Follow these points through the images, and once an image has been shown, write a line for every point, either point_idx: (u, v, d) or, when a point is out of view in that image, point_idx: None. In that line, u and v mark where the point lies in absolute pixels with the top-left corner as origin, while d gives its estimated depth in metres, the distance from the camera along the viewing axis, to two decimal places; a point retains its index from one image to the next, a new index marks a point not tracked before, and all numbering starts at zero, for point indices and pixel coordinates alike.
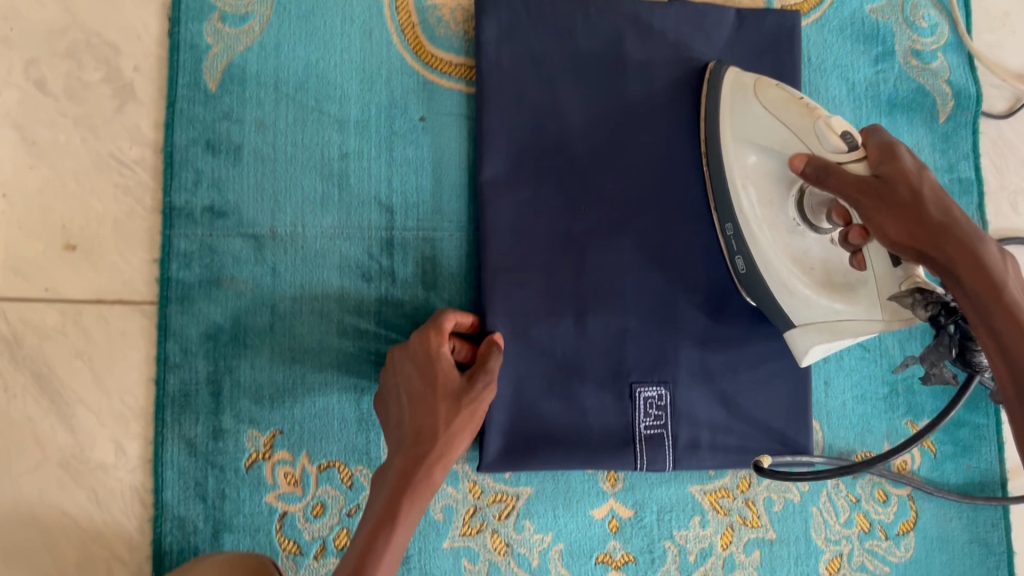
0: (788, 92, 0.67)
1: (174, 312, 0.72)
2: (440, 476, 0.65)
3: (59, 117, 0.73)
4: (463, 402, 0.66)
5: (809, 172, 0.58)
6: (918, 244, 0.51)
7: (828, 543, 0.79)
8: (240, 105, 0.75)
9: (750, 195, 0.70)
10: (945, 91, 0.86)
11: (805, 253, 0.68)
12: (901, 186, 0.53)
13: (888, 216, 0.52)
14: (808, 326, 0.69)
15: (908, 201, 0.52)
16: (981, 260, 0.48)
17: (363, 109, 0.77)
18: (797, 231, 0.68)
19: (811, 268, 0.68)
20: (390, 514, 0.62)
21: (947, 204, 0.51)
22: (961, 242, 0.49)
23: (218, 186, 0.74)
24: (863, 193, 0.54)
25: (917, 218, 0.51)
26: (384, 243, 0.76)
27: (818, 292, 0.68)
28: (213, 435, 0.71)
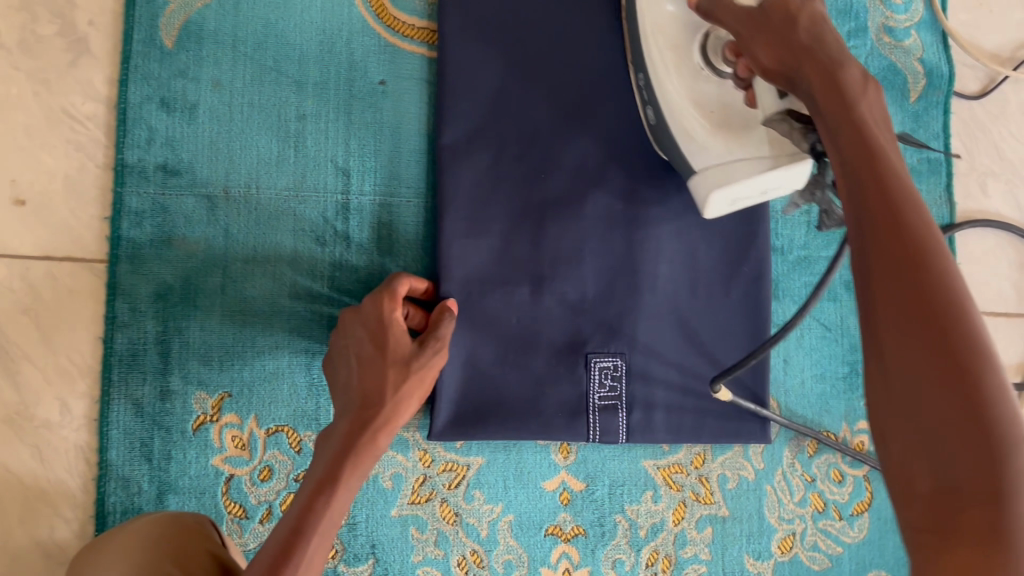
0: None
1: (123, 270, 0.71)
2: (385, 441, 0.64)
3: (11, 69, 0.72)
4: (411, 366, 0.65)
5: (702, 6, 0.58)
6: (788, 64, 0.51)
7: (781, 521, 0.79)
8: (197, 63, 0.74)
9: (659, 44, 0.68)
10: (916, 69, 0.85)
11: (704, 97, 0.66)
12: (775, 11, 0.52)
13: (761, 39, 0.52)
14: (707, 169, 0.65)
15: (780, 21, 0.52)
16: (831, 73, 0.49)
17: (322, 70, 0.75)
18: (699, 74, 0.66)
19: (709, 112, 0.65)
20: (331, 477, 0.60)
21: (821, 27, 0.51)
22: (823, 62, 0.49)
23: (171, 145, 0.73)
24: (743, 20, 0.54)
25: (785, 40, 0.51)
26: (340, 207, 0.75)
27: (713, 131, 0.65)
28: (160, 396, 0.71)
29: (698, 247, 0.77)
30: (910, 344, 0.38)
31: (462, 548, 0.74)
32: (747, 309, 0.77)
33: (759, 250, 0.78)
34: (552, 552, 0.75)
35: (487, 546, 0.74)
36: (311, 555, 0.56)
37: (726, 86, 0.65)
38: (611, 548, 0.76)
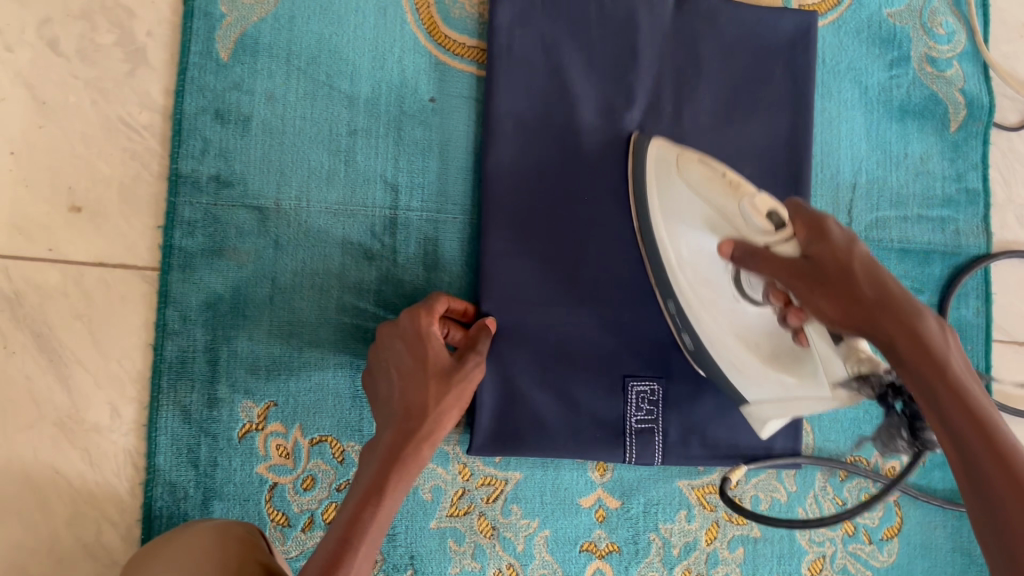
0: (706, 163, 0.60)
1: (175, 278, 0.72)
2: (427, 453, 0.63)
3: (70, 78, 0.73)
4: (452, 380, 0.65)
5: (738, 256, 0.58)
6: (850, 313, 0.50)
7: (812, 543, 0.80)
8: (251, 77, 0.75)
9: (684, 273, 0.66)
10: (957, 100, 0.86)
11: (747, 327, 0.63)
12: (825, 262, 0.52)
13: (815, 292, 0.52)
14: (763, 401, 0.66)
15: (836, 275, 0.51)
16: (882, 287, 0.50)
17: (373, 86, 0.77)
18: (737, 306, 0.62)
19: (756, 344, 0.62)
20: (377, 488, 0.59)
21: (880, 279, 0.51)
22: (892, 309, 0.49)
23: (225, 156, 0.74)
24: (790, 275, 0.53)
25: (851, 296, 0.51)
26: (387, 223, 0.76)
27: (767, 364, 0.62)
28: (208, 403, 0.72)
29: None
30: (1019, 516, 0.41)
31: (499, 561, 0.75)
32: None
33: None
34: (586, 567, 0.76)
35: (523, 561, 0.75)
36: (358, 566, 0.55)
37: (767, 315, 0.61)
38: (645, 566, 0.77)
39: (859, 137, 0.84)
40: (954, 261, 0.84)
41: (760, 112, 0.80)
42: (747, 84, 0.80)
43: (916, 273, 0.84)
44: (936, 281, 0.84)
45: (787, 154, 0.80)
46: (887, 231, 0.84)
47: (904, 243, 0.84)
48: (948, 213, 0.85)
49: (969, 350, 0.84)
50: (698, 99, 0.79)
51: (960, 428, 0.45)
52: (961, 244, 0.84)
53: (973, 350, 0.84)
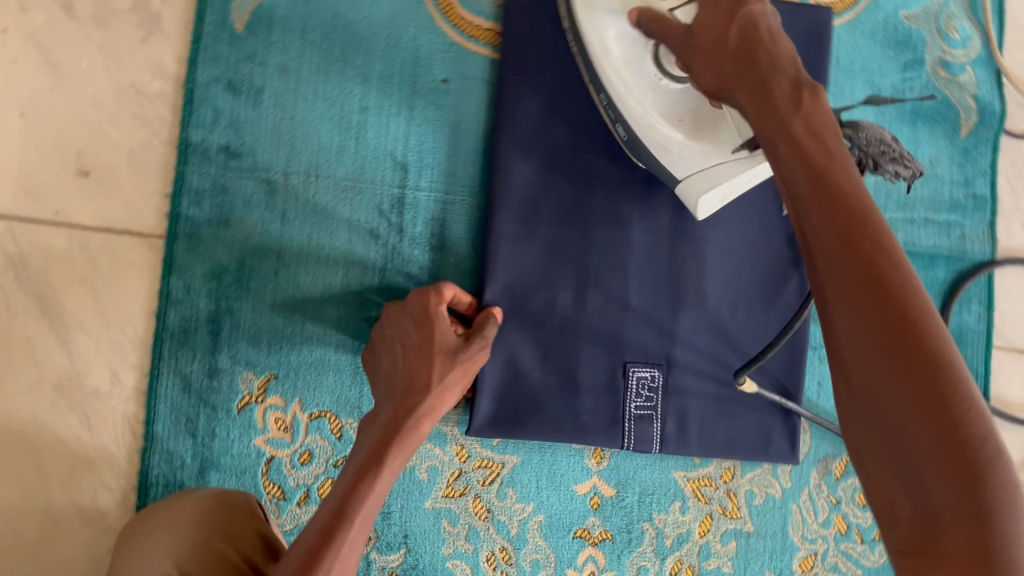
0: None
1: (180, 246, 0.72)
2: (426, 428, 0.64)
3: (83, 42, 0.73)
4: (456, 357, 0.66)
5: (643, 21, 0.62)
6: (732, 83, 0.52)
7: (804, 540, 0.80)
8: (266, 48, 0.75)
9: (611, 67, 0.68)
10: (969, 105, 0.86)
11: (670, 104, 0.66)
12: (705, 36, 0.54)
13: (699, 61, 0.54)
14: (690, 177, 0.66)
15: (710, 41, 0.53)
16: (750, 48, 0.51)
17: (387, 64, 0.76)
18: (658, 86, 0.66)
19: (680, 121, 0.66)
20: (377, 457, 0.60)
21: (751, 41, 0.51)
22: (759, 79, 0.50)
23: (235, 127, 0.74)
24: (682, 42, 0.56)
25: (720, 54, 0.53)
26: (395, 201, 0.76)
27: (690, 136, 0.66)
28: (209, 373, 0.72)
29: (742, 265, 0.78)
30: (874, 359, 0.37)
31: (492, 544, 0.75)
32: (787, 329, 0.79)
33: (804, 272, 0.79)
34: (579, 554, 0.76)
35: (516, 545, 0.75)
36: (354, 539, 0.54)
37: (688, 89, 0.65)
38: (637, 555, 0.77)
39: None
40: (958, 265, 0.84)
41: None
42: None
43: (920, 276, 0.84)
44: (939, 285, 0.84)
45: None
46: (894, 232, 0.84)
47: (910, 246, 0.84)
48: (955, 218, 0.85)
49: (969, 356, 0.84)
50: None
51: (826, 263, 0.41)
52: (966, 249, 0.85)
53: (972, 355, 0.84)
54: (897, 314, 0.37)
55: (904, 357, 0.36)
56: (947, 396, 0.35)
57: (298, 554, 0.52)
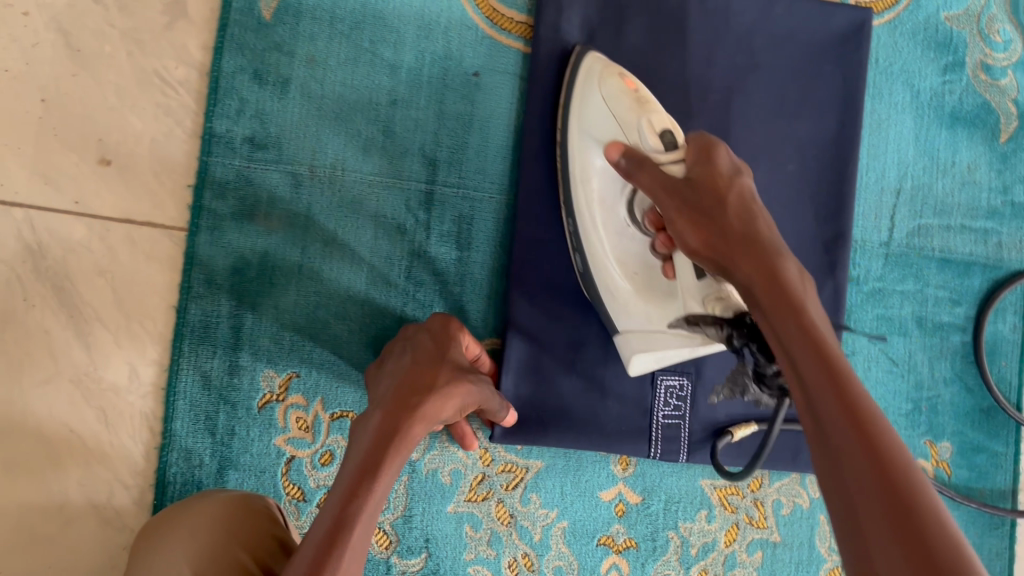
0: (630, 78, 0.64)
1: (202, 239, 0.70)
2: (420, 432, 0.58)
3: (107, 27, 0.71)
4: (465, 376, 0.62)
5: (622, 163, 0.61)
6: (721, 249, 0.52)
7: (830, 552, 0.78)
8: (293, 37, 0.73)
9: (589, 203, 0.66)
10: (1010, 110, 0.83)
11: (629, 253, 0.65)
12: (700, 192, 0.54)
13: (690, 221, 0.53)
14: (631, 333, 0.66)
15: (705, 203, 0.53)
16: (750, 223, 0.52)
17: (417, 56, 0.74)
18: (626, 232, 0.65)
19: (633, 273, 0.65)
20: (375, 458, 0.54)
21: (750, 217, 0.52)
22: (756, 253, 0.50)
23: (260, 118, 0.72)
24: (666, 189, 0.56)
25: (713, 222, 0.52)
26: (423, 198, 0.74)
27: (634, 294, 0.65)
28: (229, 370, 0.70)
29: None
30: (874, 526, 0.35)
31: (514, 550, 0.73)
32: None
33: (838, 279, 0.78)
34: (602, 562, 0.75)
35: (538, 551, 0.74)
36: (353, 553, 0.49)
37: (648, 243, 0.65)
38: (661, 564, 0.75)
39: (907, 142, 0.82)
40: (994, 274, 0.83)
41: (808, 110, 0.78)
42: (797, 82, 0.78)
43: (955, 284, 0.82)
44: (974, 294, 0.82)
45: (833, 155, 0.79)
46: (929, 238, 0.82)
47: (945, 253, 0.82)
48: (992, 225, 0.83)
49: (1003, 366, 0.82)
50: (748, 93, 0.77)
51: (828, 421, 0.40)
52: (1003, 257, 0.83)
53: (1007, 366, 0.83)
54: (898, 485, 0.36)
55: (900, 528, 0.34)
56: (943, 567, 0.32)
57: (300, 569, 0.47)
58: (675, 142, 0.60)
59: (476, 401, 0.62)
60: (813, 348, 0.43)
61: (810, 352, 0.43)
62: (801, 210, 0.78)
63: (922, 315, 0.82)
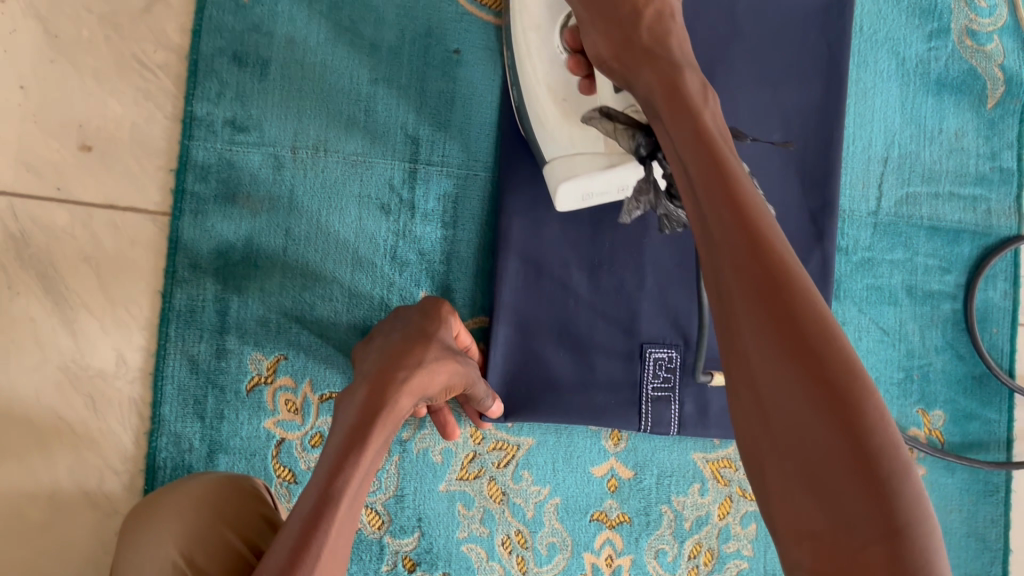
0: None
1: (186, 223, 0.70)
2: (407, 404, 0.58)
3: (84, 11, 0.70)
4: (453, 355, 0.62)
5: None
6: (667, 119, 0.50)
7: None
8: (272, 18, 0.72)
9: (525, 30, 0.65)
10: (996, 75, 0.83)
11: (560, 80, 0.64)
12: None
13: (604, 31, 0.55)
14: (556, 158, 0.64)
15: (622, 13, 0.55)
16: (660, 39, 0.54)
17: (397, 34, 0.74)
18: (558, 59, 0.64)
19: (562, 99, 0.64)
20: (362, 429, 0.54)
21: (663, 33, 0.54)
22: (661, 67, 0.52)
23: (241, 100, 0.71)
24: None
25: (628, 38, 0.54)
26: (407, 176, 0.74)
27: (562, 119, 0.64)
28: (216, 354, 0.70)
29: None
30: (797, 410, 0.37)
31: (507, 527, 0.73)
32: None
33: (826, 248, 0.77)
34: (596, 537, 0.74)
35: (532, 528, 0.73)
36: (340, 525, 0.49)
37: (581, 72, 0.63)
38: (655, 538, 0.75)
39: (894, 110, 0.82)
40: (984, 241, 0.82)
41: (792, 79, 0.78)
42: (782, 51, 0.78)
43: (945, 252, 0.82)
44: (964, 262, 0.82)
45: (818, 125, 0.78)
46: (918, 207, 0.82)
47: (934, 221, 0.82)
48: (981, 192, 0.83)
49: (994, 333, 0.82)
50: (732, 63, 0.77)
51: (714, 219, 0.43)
52: (992, 224, 0.82)
53: (998, 333, 0.82)
54: (826, 375, 0.37)
55: (831, 413, 0.37)
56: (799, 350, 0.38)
57: (287, 543, 0.47)
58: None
59: (463, 380, 0.63)
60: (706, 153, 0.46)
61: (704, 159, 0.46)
62: (787, 181, 0.78)
63: (912, 283, 0.81)
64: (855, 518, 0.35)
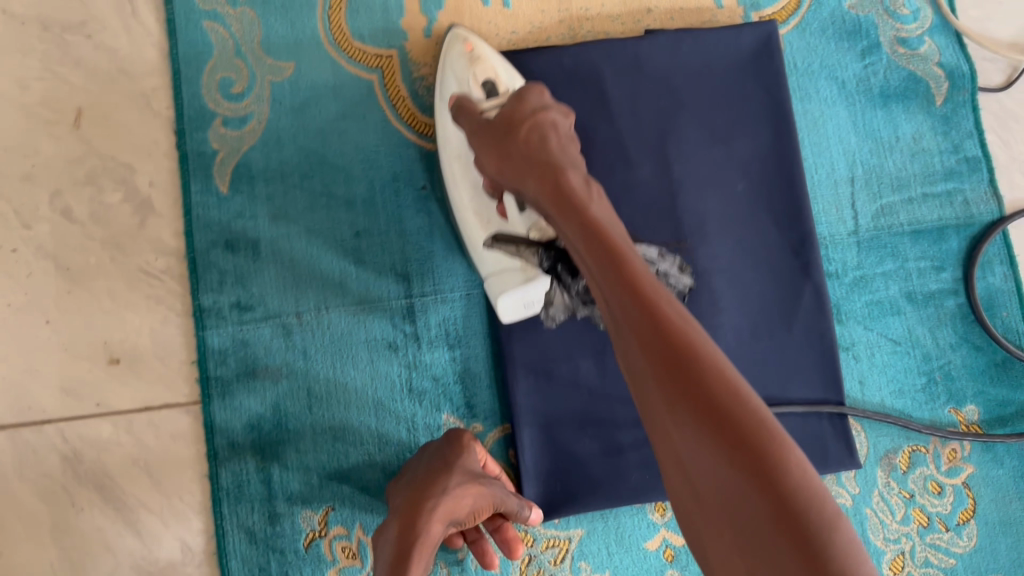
0: (472, 43, 0.73)
1: (216, 406, 0.75)
2: (439, 531, 0.62)
3: (87, 240, 0.77)
4: (476, 478, 0.65)
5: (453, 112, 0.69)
6: (556, 214, 0.54)
7: (888, 542, 0.79)
8: (252, 202, 0.79)
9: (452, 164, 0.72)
10: (937, 73, 0.86)
11: (483, 205, 0.70)
12: (501, 125, 0.61)
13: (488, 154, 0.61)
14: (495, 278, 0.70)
15: (502, 136, 0.60)
16: (541, 142, 0.58)
17: (368, 186, 0.80)
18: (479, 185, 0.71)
19: (487, 221, 0.70)
20: (399, 566, 0.59)
21: (545, 136, 0.59)
22: (538, 166, 0.57)
23: (242, 282, 0.77)
24: (477, 127, 0.63)
25: (507, 152, 0.59)
26: (406, 312, 0.79)
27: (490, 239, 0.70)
28: (270, 521, 0.74)
29: (752, 287, 0.80)
30: (724, 484, 0.39)
31: None
32: (811, 337, 0.79)
33: (815, 279, 0.80)
34: None
35: None
36: None
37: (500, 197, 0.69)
38: None
39: (847, 131, 0.85)
40: (969, 231, 0.84)
41: (740, 130, 0.81)
42: (723, 107, 0.82)
43: (934, 251, 0.83)
44: (955, 255, 0.83)
45: (777, 165, 0.81)
46: (896, 215, 0.84)
47: (915, 225, 0.84)
48: (953, 185, 0.85)
49: (1006, 317, 0.83)
50: (680, 130, 0.81)
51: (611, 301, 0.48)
52: (973, 213, 0.84)
53: (1010, 316, 0.83)
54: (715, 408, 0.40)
55: (720, 450, 0.39)
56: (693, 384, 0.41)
57: None
58: (496, 91, 0.70)
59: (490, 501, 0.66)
60: (596, 239, 0.50)
61: (595, 244, 0.50)
62: (760, 224, 0.81)
63: (910, 289, 0.83)
64: (751, 525, 0.37)
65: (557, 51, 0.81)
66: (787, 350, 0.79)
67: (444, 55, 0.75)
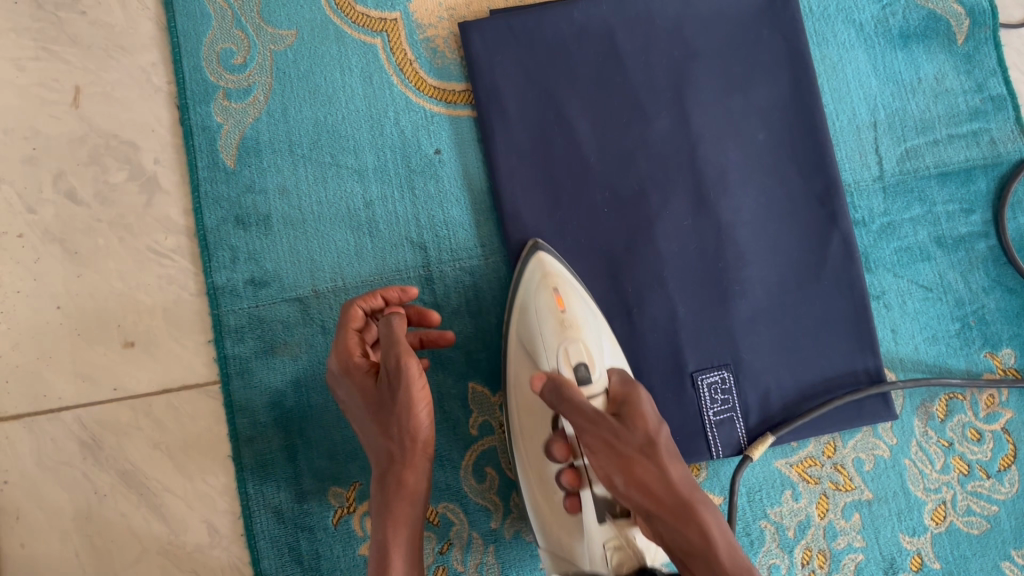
0: (561, 295, 0.69)
1: (236, 386, 0.74)
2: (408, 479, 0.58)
3: (95, 222, 0.75)
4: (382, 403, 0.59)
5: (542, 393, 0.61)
6: (693, 516, 0.51)
7: (928, 492, 0.77)
8: (261, 175, 0.76)
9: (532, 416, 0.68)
10: (957, 11, 0.83)
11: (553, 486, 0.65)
12: (637, 433, 0.55)
13: (619, 462, 0.54)
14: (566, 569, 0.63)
15: (637, 449, 0.54)
16: (678, 468, 0.54)
17: (378, 154, 0.78)
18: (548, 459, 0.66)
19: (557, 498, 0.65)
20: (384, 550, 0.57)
21: (673, 454, 0.55)
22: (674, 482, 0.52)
23: (255, 258, 0.75)
24: (587, 422, 0.56)
25: (641, 466, 0.53)
26: (423, 279, 0.77)
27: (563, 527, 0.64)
28: (297, 499, 0.73)
29: (778, 239, 0.78)
30: None
31: None
32: (841, 286, 0.77)
33: (843, 228, 0.78)
34: None
35: None
36: None
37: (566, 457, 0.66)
38: (764, 555, 0.75)
39: (867, 75, 0.82)
40: (998, 171, 0.82)
41: (757, 78, 0.79)
42: (741, 55, 0.79)
43: (963, 193, 0.81)
44: (985, 197, 0.81)
45: (797, 111, 0.79)
46: (921, 158, 0.82)
47: (942, 167, 0.82)
48: (979, 125, 0.82)
49: None
50: (698, 80, 0.78)
51: None
52: (1000, 152, 0.82)
53: None
54: None
55: None
56: None
57: None
58: (588, 375, 0.63)
59: (382, 404, 0.59)
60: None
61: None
62: (785, 174, 0.78)
63: (940, 233, 0.81)
64: None
65: (566, 7, 0.78)
66: (817, 301, 0.77)
67: (526, 302, 0.70)
